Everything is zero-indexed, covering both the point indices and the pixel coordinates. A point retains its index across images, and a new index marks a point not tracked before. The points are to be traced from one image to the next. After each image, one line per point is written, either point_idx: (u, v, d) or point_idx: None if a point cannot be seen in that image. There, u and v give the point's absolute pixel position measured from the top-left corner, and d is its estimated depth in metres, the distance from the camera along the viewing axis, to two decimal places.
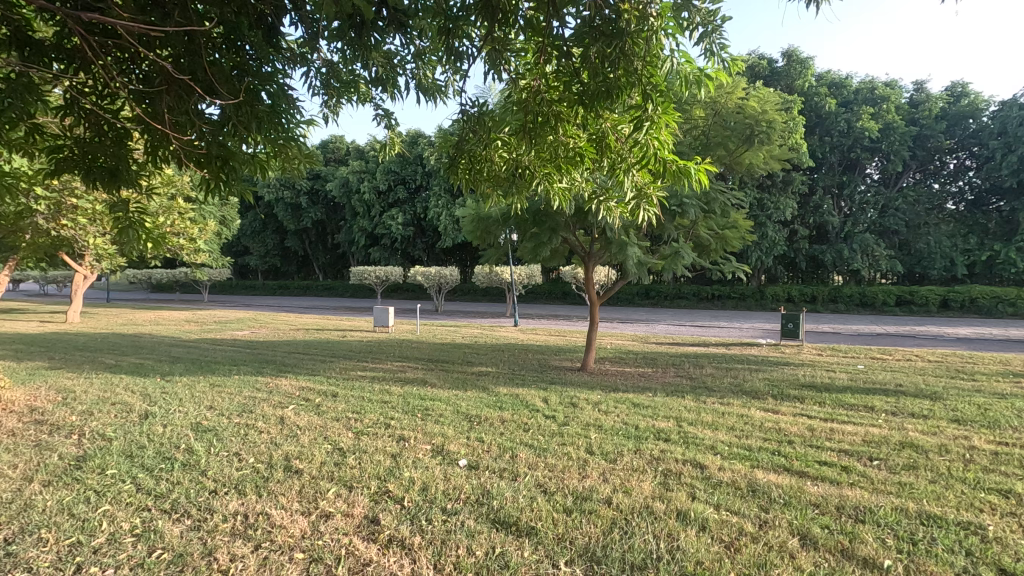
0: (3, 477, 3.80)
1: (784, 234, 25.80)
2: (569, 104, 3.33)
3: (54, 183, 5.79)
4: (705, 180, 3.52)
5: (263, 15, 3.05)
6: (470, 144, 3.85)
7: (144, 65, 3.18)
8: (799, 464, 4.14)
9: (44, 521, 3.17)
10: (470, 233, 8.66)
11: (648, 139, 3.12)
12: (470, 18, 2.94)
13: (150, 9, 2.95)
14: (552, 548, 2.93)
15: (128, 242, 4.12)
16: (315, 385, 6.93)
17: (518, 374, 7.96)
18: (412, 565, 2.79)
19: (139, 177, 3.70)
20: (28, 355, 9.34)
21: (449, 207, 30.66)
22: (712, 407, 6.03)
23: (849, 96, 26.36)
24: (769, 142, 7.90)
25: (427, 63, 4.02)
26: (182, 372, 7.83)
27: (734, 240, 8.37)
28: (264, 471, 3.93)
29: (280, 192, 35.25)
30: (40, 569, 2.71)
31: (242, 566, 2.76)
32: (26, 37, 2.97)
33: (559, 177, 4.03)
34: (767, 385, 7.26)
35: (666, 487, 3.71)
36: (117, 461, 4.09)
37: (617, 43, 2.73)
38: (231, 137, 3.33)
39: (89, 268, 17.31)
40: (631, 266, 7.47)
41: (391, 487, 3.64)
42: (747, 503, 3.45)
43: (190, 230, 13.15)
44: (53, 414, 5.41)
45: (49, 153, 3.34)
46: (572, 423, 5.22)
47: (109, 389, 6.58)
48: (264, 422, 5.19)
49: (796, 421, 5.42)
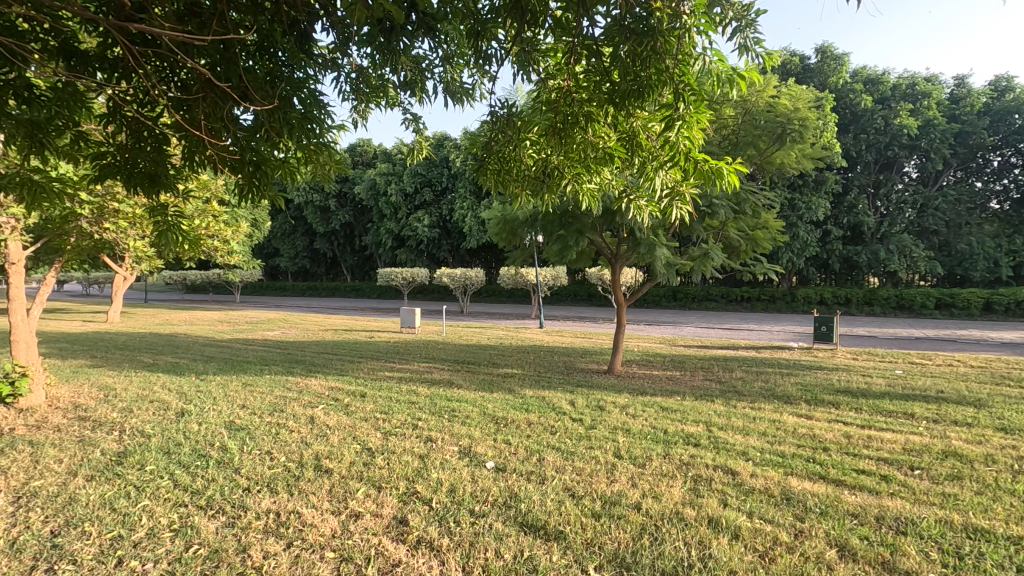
0: (49, 471, 3.96)
1: (816, 234, 25.17)
2: (599, 105, 3.30)
3: (98, 188, 5.97)
4: (738, 182, 3.35)
5: (295, 21, 3.06)
6: (500, 144, 3.88)
7: (182, 73, 3.25)
8: (836, 472, 4.02)
9: (87, 515, 3.28)
10: (497, 234, 8.68)
11: (679, 139, 3.06)
12: (498, 20, 2.91)
13: (188, 19, 3.03)
14: (581, 553, 2.90)
15: (167, 244, 4.24)
16: (344, 386, 7.03)
17: (544, 376, 7.94)
18: (441, 567, 2.80)
19: (176, 182, 3.77)
20: (72, 354, 9.71)
21: (474, 208, 30.90)
22: (743, 411, 5.90)
23: (886, 93, 25.57)
24: (802, 141, 7.74)
25: (455, 67, 3.97)
26: (216, 371, 8.03)
27: (765, 241, 8.20)
28: (295, 470, 3.99)
29: (310, 195, 35.99)
30: (83, 562, 2.80)
31: (275, 564, 2.80)
32: (73, 48, 3.06)
33: (589, 178, 3.96)
34: (799, 390, 7.09)
35: (696, 493, 3.65)
36: (155, 457, 4.23)
37: (648, 42, 2.65)
38: (264, 142, 3.41)
39: (128, 270, 17.96)
40: (659, 266, 7.39)
41: (419, 488, 3.67)
42: (781, 511, 3.37)
43: (224, 232, 13.52)
44: (95, 411, 5.61)
45: (93, 159, 3.45)
46: (599, 427, 5.17)
47: (147, 387, 6.78)
48: (295, 421, 5.29)
49: (831, 427, 5.27)
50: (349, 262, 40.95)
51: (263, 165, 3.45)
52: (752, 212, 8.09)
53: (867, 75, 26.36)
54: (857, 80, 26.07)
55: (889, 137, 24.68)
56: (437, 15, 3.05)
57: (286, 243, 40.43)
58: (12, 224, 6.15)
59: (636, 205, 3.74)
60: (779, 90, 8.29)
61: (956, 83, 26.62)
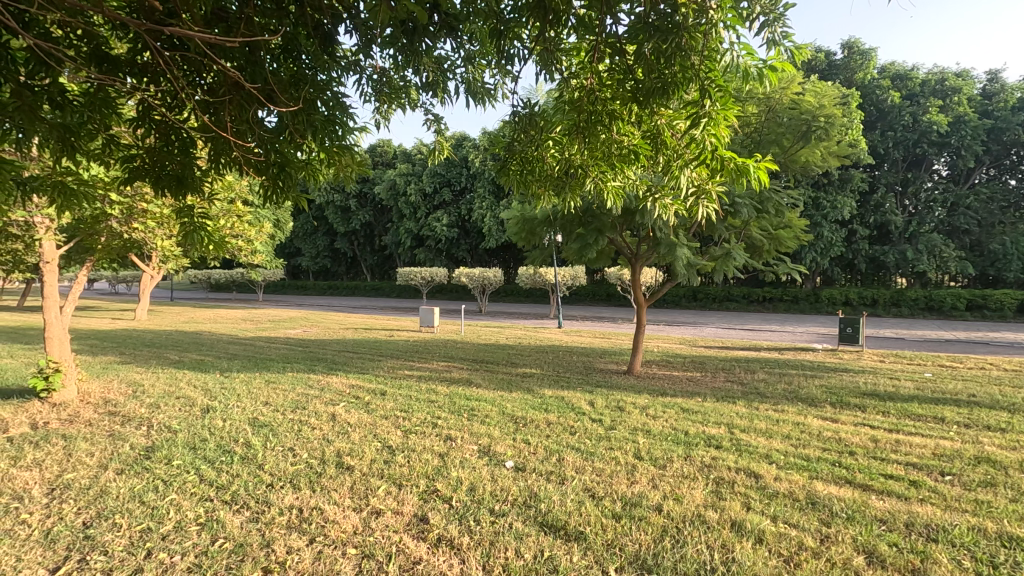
0: (81, 464, 4.07)
1: (842, 234, 24.66)
2: (623, 102, 3.28)
3: (127, 189, 6.12)
4: (767, 180, 3.27)
5: (319, 23, 3.08)
6: (523, 144, 3.87)
7: (209, 77, 3.29)
8: (862, 477, 3.93)
9: (118, 507, 3.36)
10: (516, 234, 8.67)
11: (705, 136, 3.03)
12: (521, 19, 2.91)
13: (215, 24, 3.06)
14: (601, 554, 2.89)
15: (193, 245, 4.31)
16: (364, 384, 7.09)
17: (563, 376, 7.92)
18: (461, 565, 2.80)
19: (202, 184, 3.83)
20: (103, 351, 9.97)
21: (493, 208, 30.97)
22: (765, 414, 5.81)
23: (915, 89, 24.98)
24: (828, 138, 7.59)
25: (477, 67, 3.92)
26: (239, 368, 8.17)
27: (788, 240, 8.07)
28: (317, 467, 4.06)
29: (331, 196, 36.47)
30: (114, 553, 2.87)
31: (298, 559, 2.84)
32: (105, 54, 3.11)
33: (613, 175, 3.93)
34: (824, 392, 6.96)
35: (719, 496, 3.60)
36: (182, 452, 4.32)
37: (674, 38, 2.59)
38: (288, 145, 3.44)
39: (156, 269, 18.40)
40: (680, 266, 7.31)
41: (439, 487, 3.68)
42: (806, 516, 3.30)
43: (247, 232, 13.77)
44: (124, 407, 5.76)
45: (122, 163, 3.51)
46: (619, 427, 5.15)
47: (174, 384, 6.94)
48: (317, 418, 5.35)
49: (858, 431, 5.16)
50: (369, 261, 41.35)
51: (286, 167, 3.50)
52: (775, 211, 7.97)
53: (895, 71, 25.79)
54: (884, 76, 25.52)
55: (918, 134, 24.09)
56: (459, 14, 3.07)
57: (307, 242, 41.02)
58: (46, 224, 6.35)
59: (661, 204, 3.68)
60: (804, 87, 8.14)
61: (989, 78, 25.89)
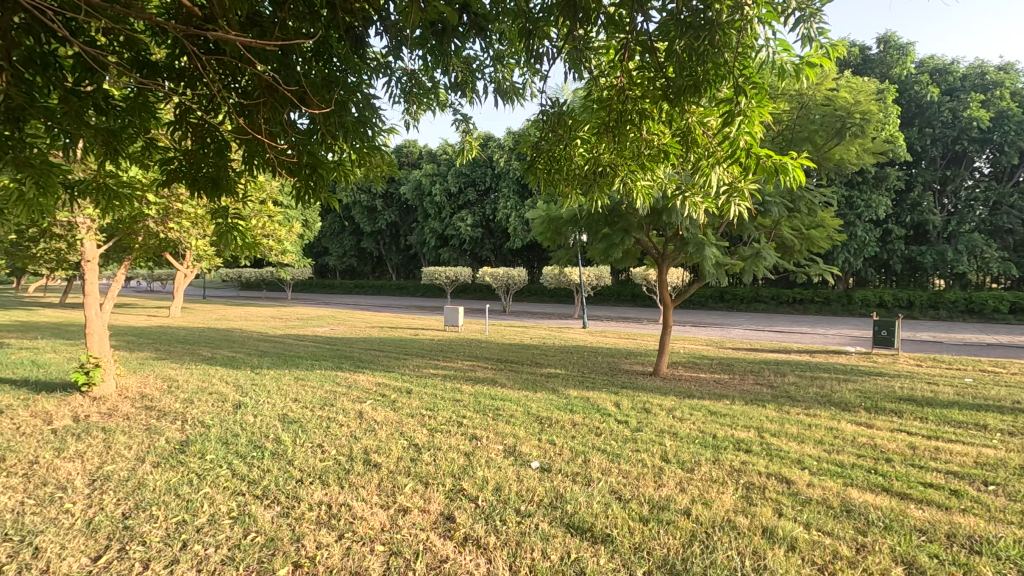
0: (120, 457, 4.21)
1: (876, 233, 23.97)
2: (653, 101, 3.23)
3: (164, 190, 6.30)
4: (804, 178, 3.17)
5: (351, 26, 3.10)
6: (550, 143, 3.82)
7: (243, 79, 3.34)
8: (900, 485, 3.80)
9: (155, 499, 3.46)
10: (541, 234, 8.64)
11: (739, 134, 2.95)
12: (550, 19, 2.85)
13: (249, 28, 3.11)
14: (629, 557, 2.85)
15: (226, 244, 4.42)
16: (391, 382, 7.18)
17: (588, 377, 7.86)
18: (488, 566, 2.80)
19: (237, 186, 3.91)
20: (140, 347, 10.28)
21: (518, 208, 31.04)
22: (797, 418, 5.67)
23: (955, 83, 24.19)
24: (864, 135, 7.39)
25: (506, 66, 3.88)
26: (269, 365, 8.33)
27: (821, 240, 7.88)
28: (346, 463, 4.11)
29: (358, 196, 37.03)
30: (152, 543, 2.96)
31: (327, 554, 2.88)
32: (145, 60, 3.18)
33: (643, 174, 3.88)
34: (858, 396, 6.76)
35: (749, 501, 3.53)
36: (215, 447, 4.43)
37: (706, 36, 2.53)
38: (319, 146, 3.48)
39: (190, 268, 18.95)
40: (708, 266, 7.18)
41: (465, 486, 3.69)
42: (841, 524, 3.22)
43: (277, 232, 14.08)
44: (160, 401, 5.94)
45: (161, 165, 3.61)
46: (645, 429, 5.09)
47: (207, 380, 7.12)
48: (344, 415, 5.43)
49: (894, 437, 5.00)
50: (394, 261, 41.79)
51: (318, 168, 3.56)
52: (808, 210, 7.79)
53: (934, 65, 25.00)
54: (922, 71, 24.79)
55: (957, 130, 23.29)
56: (488, 15, 3.07)
57: (334, 242, 41.69)
58: (88, 224, 6.60)
59: (691, 202, 3.60)
60: (838, 82, 7.95)
61: None
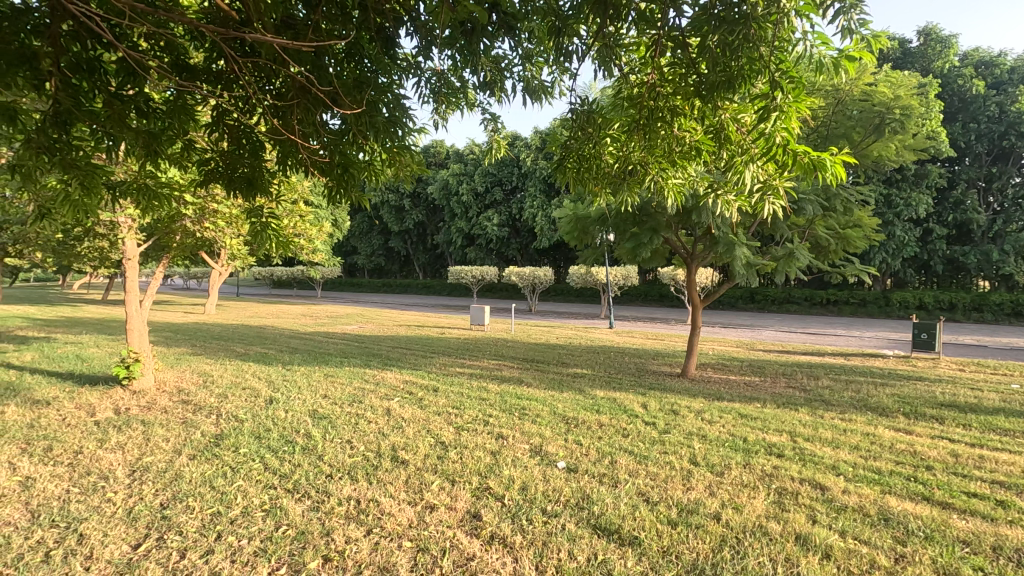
0: (158, 449, 4.34)
1: (916, 233, 23.15)
2: (686, 96, 3.17)
3: (201, 191, 6.49)
4: (843, 175, 3.06)
5: (381, 27, 3.13)
6: (580, 142, 3.78)
7: (278, 81, 3.41)
8: (942, 494, 3.66)
9: (191, 491, 3.56)
10: (568, 233, 8.59)
11: (775, 131, 2.88)
12: (581, 16, 2.81)
13: (283, 30, 3.16)
14: (657, 561, 2.82)
15: (261, 243, 4.53)
16: (418, 380, 7.25)
17: (615, 378, 7.79)
18: (515, 565, 2.80)
19: (270, 185, 3.99)
20: (177, 343, 10.61)
21: (545, 207, 30.97)
22: (831, 422, 5.51)
23: (1002, 76, 23.19)
24: (904, 131, 7.15)
25: (535, 65, 3.86)
26: (300, 362, 8.49)
27: (858, 240, 7.64)
28: (374, 460, 4.16)
29: (387, 196, 37.51)
30: (188, 533, 3.05)
31: (356, 549, 2.92)
32: (184, 63, 3.26)
33: (674, 172, 3.82)
34: (897, 402, 6.54)
35: (782, 507, 3.44)
36: (248, 441, 4.54)
37: (741, 30, 2.47)
38: (350, 146, 3.53)
39: (225, 267, 19.49)
40: (739, 266, 7.04)
41: (492, 484, 3.71)
42: (879, 533, 3.11)
43: (308, 232, 14.36)
44: (195, 395, 6.11)
45: (199, 166, 3.71)
46: (673, 431, 5.02)
47: (240, 375, 7.30)
48: (372, 412, 5.49)
49: (935, 444, 4.82)
50: (421, 260, 42.17)
51: (350, 168, 3.61)
52: (844, 209, 7.57)
53: (979, 58, 24.02)
54: (967, 64, 23.86)
55: (1005, 126, 22.33)
56: (518, 14, 3.07)
57: (363, 241, 42.33)
58: (129, 224, 6.84)
59: (723, 200, 3.52)
60: (876, 76, 7.70)
61: None
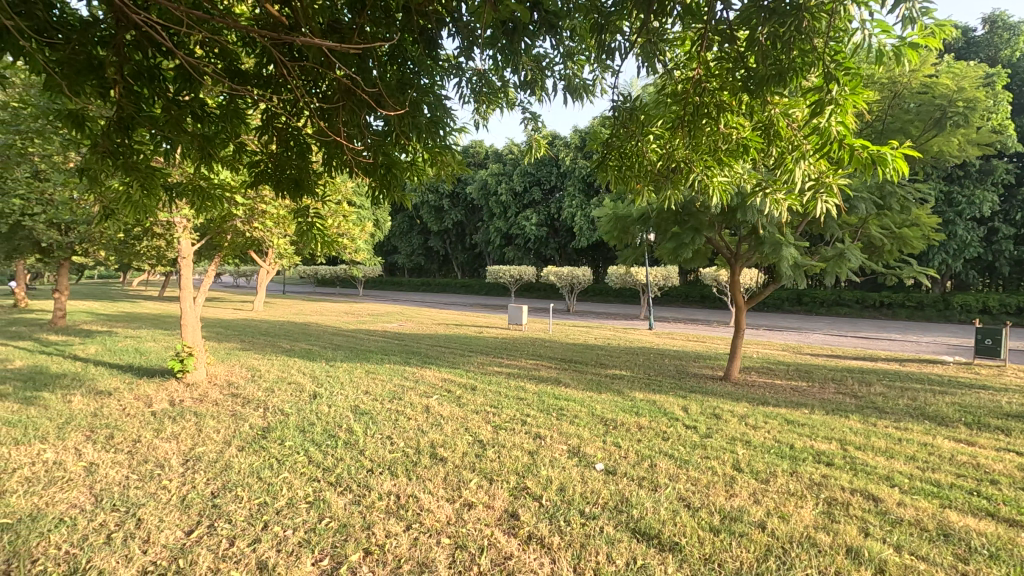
0: (210, 440, 4.53)
1: (980, 233, 21.83)
2: (733, 92, 3.07)
3: (250, 192, 6.73)
4: (904, 170, 2.90)
5: (424, 28, 3.17)
6: (621, 140, 3.72)
7: (324, 85, 3.49)
8: (1008, 510, 3.43)
9: (240, 481, 3.70)
10: (608, 233, 8.49)
11: (830, 125, 2.75)
12: (624, 12, 2.76)
13: (329, 35, 3.24)
14: (698, 567, 2.75)
15: (306, 242, 4.65)
16: (456, 378, 7.31)
17: (655, 379, 7.66)
18: (552, 566, 2.78)
19: (315, 185, 4.09)
20: (227, 338, 11.03)
21: (584, 206, 30.71)
22: (885, 431, 5.26)
23: None
24: (967, 124, 6.74)
25: (576, 63, 3.82)
26: (342, 358, 8.71)
27: (915, 240, 7.27)
28: (413, 456, 4.22)
29: (427, 196, 38.01)
30: (237, 521, 3.17)
31: (396, 543, 2.97)
32: (236, 68, 3.38)
33: (720, 169, 3.70)
34: (957, 411, 6.18)
35: (831, 517, 3.31)
36: (293, 434, 4.67)
37: (793, 22, 2.37)
38: (393, 146, 3.59)
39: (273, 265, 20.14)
40: (786, 267, 6.80)
41: (529, 484, 3.70)
42: (937, 549, 2.95)
43: (351, 232, 14.71)
44: (244, 389, 6.35)
45: (249, 167, 3.84)
46: (715, 436, 4.89)
47: (286, 371, 7.54)
48: (412, 409, 5.57)
49: (1001, 456, 4.53)
50: (460, 259, 42.57)
51: (392, 168, 3.67)
52: (900, 207, 7.21)
53: None
54: None
55: None
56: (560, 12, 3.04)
57: (403, 241, 43.06)
58: (184, 224, 7.15)
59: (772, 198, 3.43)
60: (937, 67, 7.30)
61: None
